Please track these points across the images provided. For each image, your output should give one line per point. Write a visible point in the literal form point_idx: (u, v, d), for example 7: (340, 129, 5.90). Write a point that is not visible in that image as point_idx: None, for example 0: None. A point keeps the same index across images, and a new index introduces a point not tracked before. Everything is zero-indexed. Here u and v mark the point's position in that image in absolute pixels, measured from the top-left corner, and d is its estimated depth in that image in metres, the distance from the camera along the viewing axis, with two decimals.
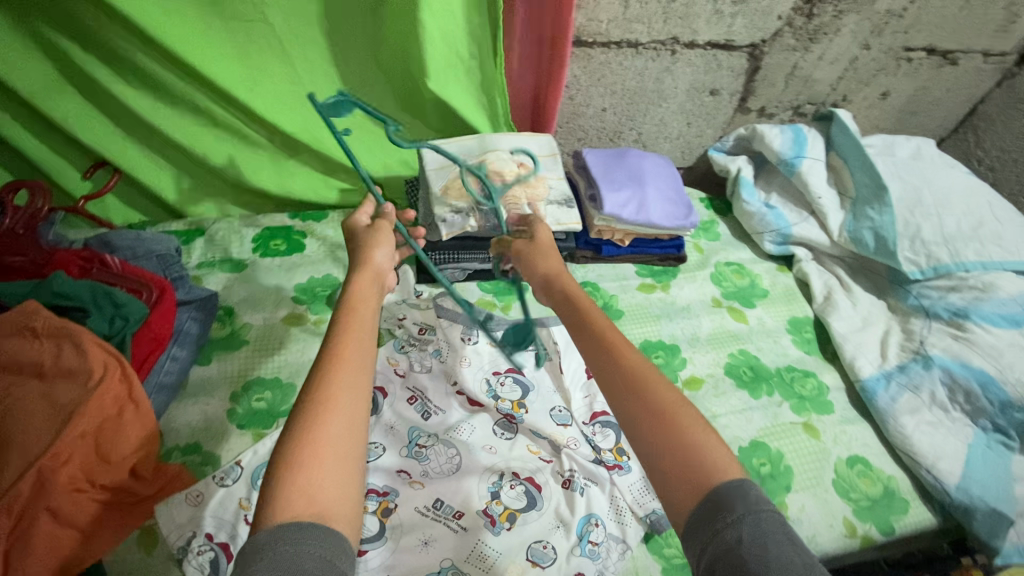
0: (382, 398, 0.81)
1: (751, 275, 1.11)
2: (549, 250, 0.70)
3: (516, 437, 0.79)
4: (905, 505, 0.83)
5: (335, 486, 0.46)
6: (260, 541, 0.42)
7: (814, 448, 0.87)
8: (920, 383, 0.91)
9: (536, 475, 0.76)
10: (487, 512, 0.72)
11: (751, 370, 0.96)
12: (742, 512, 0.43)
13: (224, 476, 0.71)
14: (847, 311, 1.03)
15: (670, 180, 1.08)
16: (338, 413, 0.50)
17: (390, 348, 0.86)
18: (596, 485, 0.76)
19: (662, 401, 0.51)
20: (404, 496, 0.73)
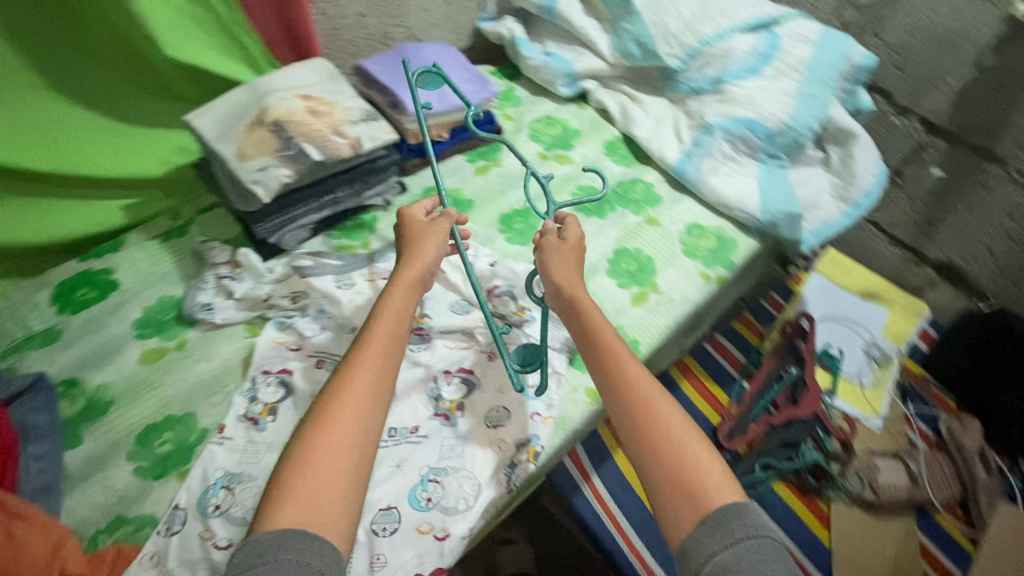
0: (290, 377, 0.80)
1: (560, 122, 1.21)
2: (569, 259, 0.79)
3: (432, 344, 0.84)
4: (734, 242, 1.04)
5: (333, 500, 0.52)
6: (263, 550, 0.48)
7: (661, 234, 1.04)
8: (711, 148, 1.10)
9: (465, 363, 0.83)
10: (439, 413, 0.78)
11: (593, 197, 1.09)
12: (742, 536, 0.51)
13: (169, 525, 0.69)
14: (642, 118, 1.18)
15: (457, 61, 1.10)
16: (340, 423, 0.56)
17: (271, 330, 0.83)
18: (517, 344, 0.86)
19: (673, 431, 0.60)
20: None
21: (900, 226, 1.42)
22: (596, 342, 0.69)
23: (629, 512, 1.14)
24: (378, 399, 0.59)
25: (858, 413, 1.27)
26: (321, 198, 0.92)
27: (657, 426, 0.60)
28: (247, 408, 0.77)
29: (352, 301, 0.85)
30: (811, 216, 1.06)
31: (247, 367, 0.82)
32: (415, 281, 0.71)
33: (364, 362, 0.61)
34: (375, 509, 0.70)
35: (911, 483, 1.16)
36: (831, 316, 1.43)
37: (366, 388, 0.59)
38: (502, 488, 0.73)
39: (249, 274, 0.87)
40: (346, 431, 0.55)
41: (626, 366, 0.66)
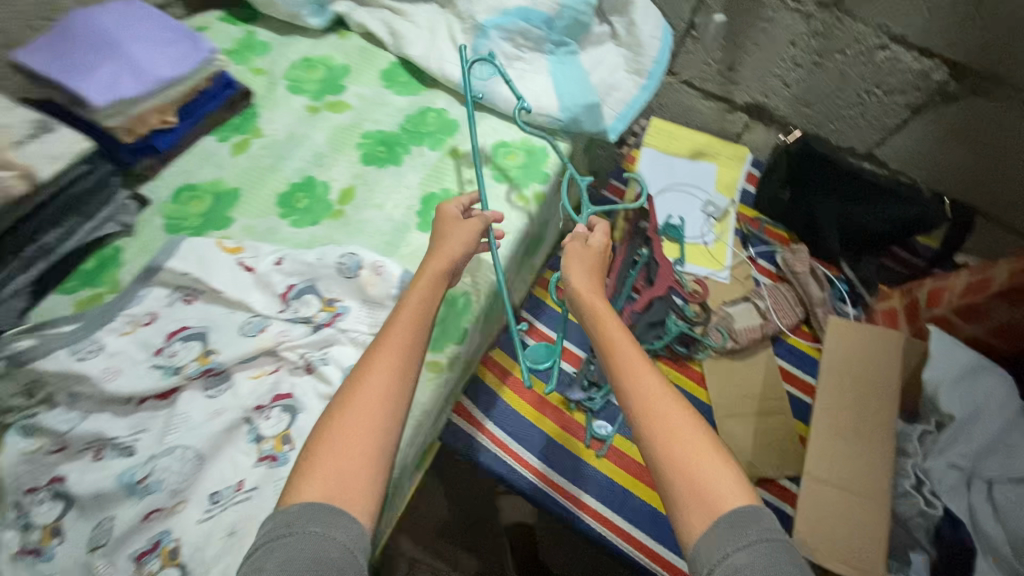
0: (63, 484, 0.63)
1: (322, 62, 1.02)
2: (587, 257, 0.87)
3: (233, 381, 0.72)
4: (544, 151, 0.98)
5: (358, 486, 0.56)
6: (291, 521, 0.53)
7: (466, 164, 0.94)
8: (492, 52, 0.98)
9: (281, 388, 0.72)
10: (264, 456, 0.68)
11: (383, 143, 0.95)
12: (755, 538, 0.55)
13: None
14: (413, 33, 1.02)
15: (146, 19, 0.84)
16: (359, 423, 0.59)
17: (13, 440, 0.65)
18: (332, 346, 0.75)
19: (684, 432, 0.64)
20: (177, 526, 0.64)
21: (708, 79, 1.42)
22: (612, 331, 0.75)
23: (529, 443, 1.14)
24: (394, 384, 0.62)
25: (707, 272, 1.34)
26: (21, 251, 0.72)
27: (671, 416, 0.65)
28: (20, 541, 0.61)
29: (110, 367, 0.69)
30: (611, 100, 1.00)
31: None
32: (439, 274, 0.71)
33: (388, 349, 0.63)
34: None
35: (762, 321, 1.26)
36: (667, 186, 1.47)
37: (388, 377, 0.62)
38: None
39: None
40: (367, 426, 0.59)
41: (634, 364, 0.69)
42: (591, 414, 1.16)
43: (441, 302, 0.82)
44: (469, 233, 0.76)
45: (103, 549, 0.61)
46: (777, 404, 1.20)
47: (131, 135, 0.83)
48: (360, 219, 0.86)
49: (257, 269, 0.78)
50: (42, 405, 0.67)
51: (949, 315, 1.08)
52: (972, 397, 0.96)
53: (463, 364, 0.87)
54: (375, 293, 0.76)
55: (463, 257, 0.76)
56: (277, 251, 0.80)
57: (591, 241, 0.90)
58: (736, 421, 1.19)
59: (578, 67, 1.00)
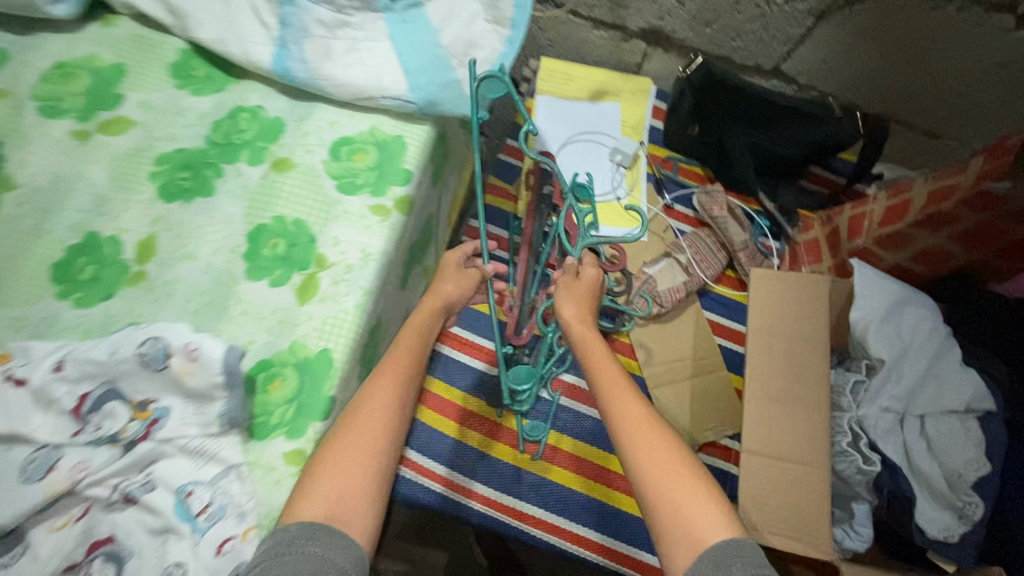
0: None
1: (82, 63, 0.76)
2: (582, 292, 0.91)
3: (27, 542, 0.54)
4: (401, 142, 0.78)
5: (359, 507, 0.58)
6: (292, 541, 0.53)
7: (300, 177, 0.73)
8: (303, 21, 0.75)
9: (97, 533, 0.57)
10: None
11: (185, 166, 0.72)
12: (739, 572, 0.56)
13: None
14: (198, 6, 0.77)
15: None
16: (362, 446, 0.61)
17: None
18: (159, 462, 0.60)
19: (675, 463, 0.67)
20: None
21: (594, 5, 1.22)
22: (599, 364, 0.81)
23: (457, 463, 1.04)
24: (395, 411, 0.66)
25: (624, 231, 1.21)
26: None
27: (657, 442, 0.69)
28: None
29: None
30: (472, 61, 0.80)
31: None
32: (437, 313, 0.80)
33: (392, 379, 0.68)
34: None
35: (685, 277, 1.17)
36: (570, 138, 1.30)
37: (389, 406, 0.66)
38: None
39: None
40: (367, 448, 0.62)
41: (629, 399, 0.74)
42: (520, 416, 1.06)
43: (292, 370, 0.65)
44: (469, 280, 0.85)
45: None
46: (710, 362, 1.15)
47: None
48: (170, 280, 0.67)
49: (30, 381, 0.56)
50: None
51: (871, 246, 1.03)
52: (898, 335, 0.92)
53: None
54: (194, 385, 0.59)
55: (460, 297, 0.86)
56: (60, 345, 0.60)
57: (582, 274, 0.93)
58: (671, 390, 1.12)
59: (422, 26, 0.79)
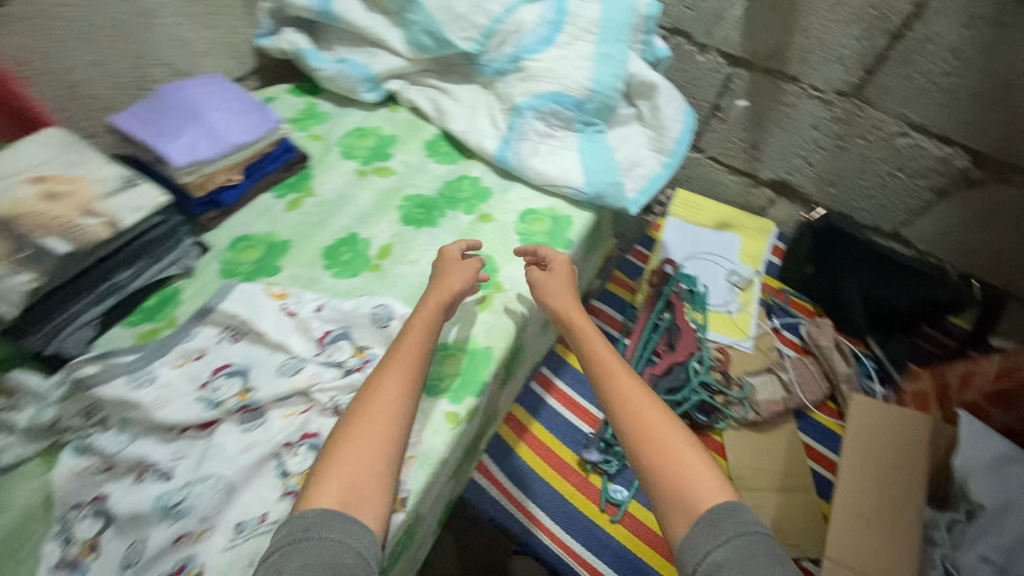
0: (105, 503, 0.71)
1: (374, 132, 1.14)
2: (564, 279, 0.89)
3: (267, 416, 0.78)
4: (569, 220, 1.03)
5: (370, 493, 0.63)
6: (309, 526, 0.59)
7: (495, 230, 1.01)
8: (524, 128, 1.06)
9: (309, 428, 0.78)
10: (289, 491, 0.73)
11: (421, 206, 1.04)
12: (732, 534, 0.58)
13: None
14: (455, 110, 1.13)
15: (224, 93, 0.96)
16: (368, 425, 0.67)
17: (67, 457, 0.73)
18: (359, 390, 0.80)
19: (666, 441, 0.68)
20: (203, 550, 0.68)
21: (732, 155, 1.49)
22: (595, 351, 0.80)
23: (541, 502, 1.14)
24: (399, 392, 0.71)
25: (730, 340, 1.35)
26: (97, 288, 0.80)
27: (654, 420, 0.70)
28: (61, 554, 0.69)
29: (152, 394, 0.75)
30: (634, 175, 1.07)
31: (54, 505, 0.71)
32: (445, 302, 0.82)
33: (402, 361, 0.74)
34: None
35: (785, 393, 1.26)
36: (694, 255, 1.49)
37: (401, 388, 0.71)
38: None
39: (30, 399, 0.74)
40: (378, 432, 0.67)
41: (617, 379, 0.75)
42: (607, 477, 1.16)
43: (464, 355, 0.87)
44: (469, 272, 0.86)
45: (135, 568, 0.67)
46: (799, 482, 1.17)
47: (200, 190, 0.92)
48: (396, 274, 0.94)
49: (298, 314, 0.86)
50: (94, 427, 0.75)
51: (980, 401, 1.07)
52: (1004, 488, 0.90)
53: (482, 417, 0.92)
54: None
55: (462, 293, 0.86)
56: (323, 299, 0.88)
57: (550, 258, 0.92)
58: (759, 497, 1.15)
59: (605, 145, 1.08)
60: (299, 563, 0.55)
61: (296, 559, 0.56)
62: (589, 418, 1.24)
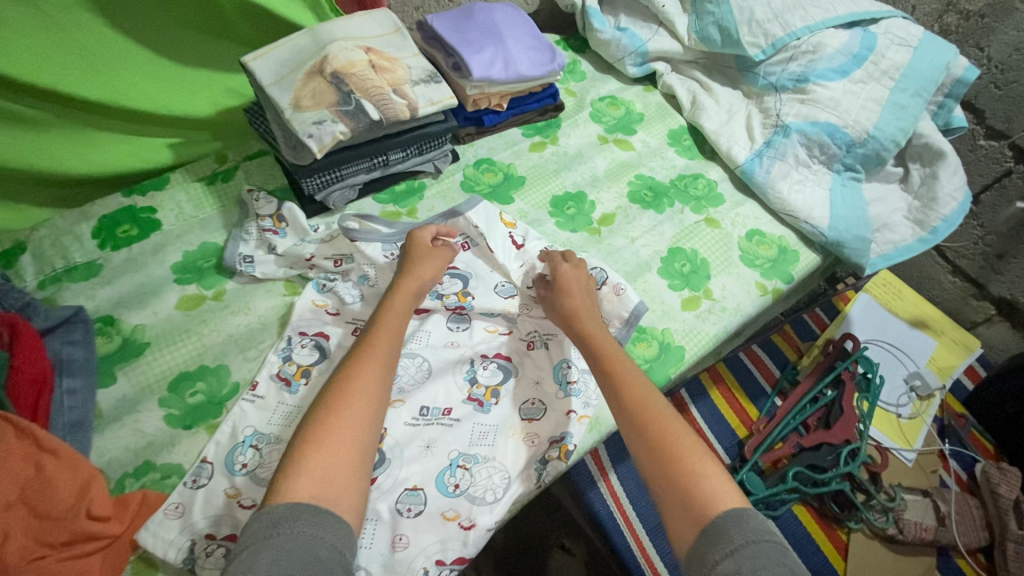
0: (325, 341, 0.78)
1: (624, 104, 1.14)
2: (576, 283, 0.81)
3: (472, 325, 0.83)
4: (796, 256, 0.98)
5: (348, 484, 0.56)
6: (278, 520, 0.51)
7: (718, 237, 0.98)
8: (785, 151, 1.02)
9: (502, 350, 0.81)
10: (473, 397, 0.76)
11: (651, 190, 1.03)
12: (740, 542, 0.53)
13: (195, 478, 0.67)
14: (713, 109, 1.11)
15: (524, 26, 1.00)
16: (344, 410, 0.60)
17: (310, 291, 0.81)
18: (557, 336, 0.83)
19: (670, 443, 0.62)
20: (389, 417, 0.73)
21: (966, 256, 1.34)
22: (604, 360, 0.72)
23: (643, 514, 1.11)
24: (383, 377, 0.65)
25: (892, 444, 1.23)
26: (374, 159, 0.87)
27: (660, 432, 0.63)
28: (280, 368, 0.75)
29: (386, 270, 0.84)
30: (880, 238, 1.00)
31: (285, 326, 0.79)
32: (415, 291, 0.76)
33: (384, 334, 0.69)
34: (400, 489, 0.68)
35: (937, 524, 1.13)
36: (876, 340, 1.36)
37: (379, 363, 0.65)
38: (531, 483, 0.71)
39: (291, 231, 0.85)
40: (361, 415, 0.60)
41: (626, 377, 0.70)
42: None
43: (657, 343, 0.86)
44: (443, 257, 0.81)
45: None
46: None
47: (473, 106, 0.98)
48: (613, 244, 0.95)
49: (524, 247, 0.89)
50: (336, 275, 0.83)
51: None
52: None
53: None
54: (608, 308, 0.86)
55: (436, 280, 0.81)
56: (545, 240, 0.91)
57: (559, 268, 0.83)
58: None
59: (859, 195, 1.02)
60: (271, 558, 0.48)
61: (266, 554, 0.48)
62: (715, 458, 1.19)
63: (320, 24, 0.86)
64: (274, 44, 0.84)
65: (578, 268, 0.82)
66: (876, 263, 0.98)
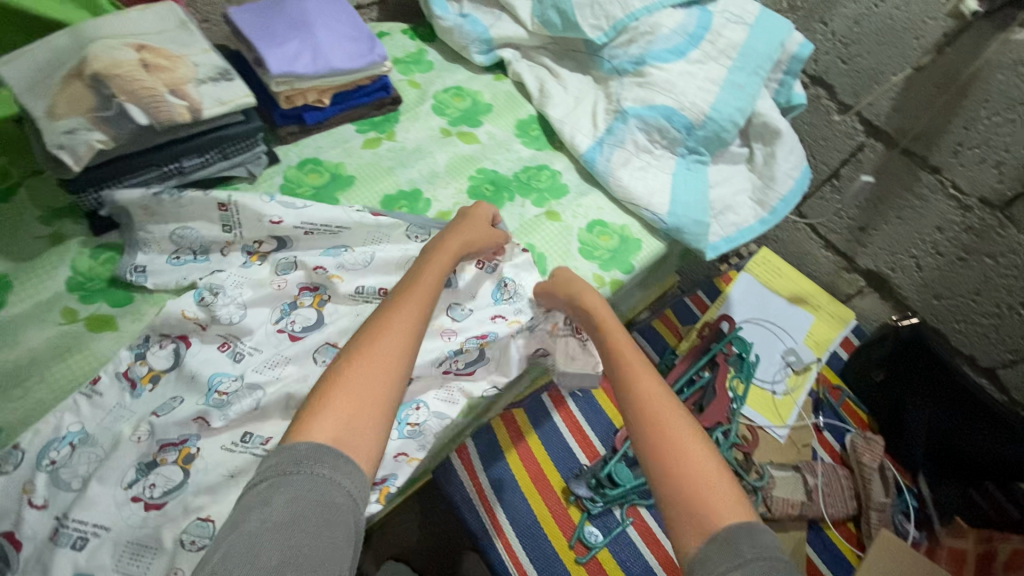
0: (184, 348, 0.74)
1: (470, 95, 1.09)
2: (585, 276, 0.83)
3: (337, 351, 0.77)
4: (638, 244, 0.96)
5: (368, 434, 0.54)
6: (300, 458, 0.51)
7: (558, 230, 0.95)
8: (623, 137, 0.99)
9: None
10: None
11: (492, 184, 0.99)
12: (748, 556, 0.49)
13: (2, 461, 0.65)
14: (559, 97, 1.07)
15: (342, 16, 0.94)
16: (373, 365, 0.59)
17: (189, 298, 0.76)
18: (423, 375, 0.78)
19: (676, 428, 0.60)
20: (206, 437, 0.68)
21: (835, 231, 1.35)
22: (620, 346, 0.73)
23: (514, 516, 1.09)
24: (413, 340, 0.64)
25: (765, 422, 1.24)
26: (164, 166, 0.80)
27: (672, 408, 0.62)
28: (130, 366, 0.72)
29: (279, 284, 0.80)
30: (722, 221, 0.98)
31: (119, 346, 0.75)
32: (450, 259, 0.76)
33: (424, 300, 0.68)
34: (191, 518, 0.63)
35: (805, 498, 1.14)
36: (755, 319, 1.37)
37: (414, 323, 0.65)
38: None
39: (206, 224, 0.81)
40: (388, 373, 0.59)
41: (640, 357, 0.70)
42: (586, 515, 1.10)
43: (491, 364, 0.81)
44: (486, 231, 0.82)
45: (155, 420, 0.67)
46: None
47: (288, 104, 0.91)
48: None
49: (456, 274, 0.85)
50: (223, 288, 0.77)
51: None
52: None
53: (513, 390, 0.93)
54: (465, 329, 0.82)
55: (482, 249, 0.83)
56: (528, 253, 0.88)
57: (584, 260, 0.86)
58: None
59: (703, 178, 1.00)
60: (287, 498, 0.48)
61: (284, 494, 0.48)
62: (590, 453, 1.17)
63: (86, 21, 0.78)
64: (31, 45, 0.76)
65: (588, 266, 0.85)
66: (721, 247, 0.97)
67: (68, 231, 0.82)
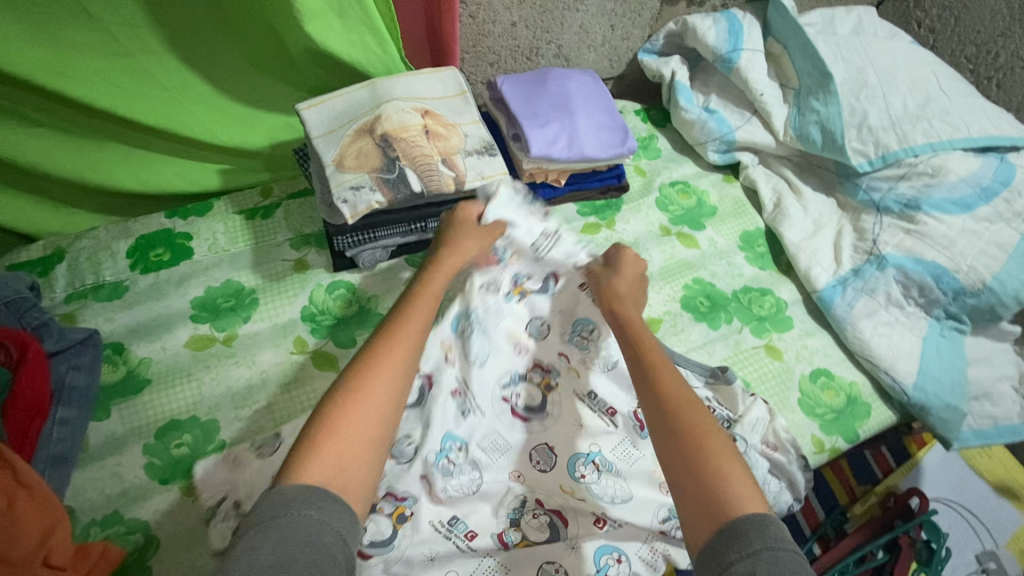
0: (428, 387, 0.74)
1: (697, 193, 1.03)
2: (621, 274, 0.77)
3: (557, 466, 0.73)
4: (867, 409, 0.84)
5: (357, 465, 0.52)
6: (288, 501, 0.47)
7: (778, 370, 0.85)
8: (876, 285, 0.88)
9: (563, 507, 0.71)
10: (502, 537, 0.68)
11: (708, 298, 0.92)
12: (759, 546, 0.46)
13: (261, 446, 0.70)
14: (798, 217, 0.97)
15: (601, 101, 0.92)
16: (365, 390, 0.56)
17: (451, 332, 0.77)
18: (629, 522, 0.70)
19: (700, 431, 0.56)
20: (422, 501, 0.68)
21: None
22: (639, 353, 0.66)
23: None
24: (411, 350, 0.62)
25: None
26: (412, 224, 0.82)
27: (688, 402, 0.59)
28: None
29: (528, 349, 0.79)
30: (977, 409, 0.84)
31: None
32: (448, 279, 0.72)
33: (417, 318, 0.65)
34: None
35: None
36: (948, 501, 1.17)
37: (411, 338, 0.63)
38: None
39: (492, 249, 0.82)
40: (381, 394, 0.57)
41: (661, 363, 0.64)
42: None
43: None
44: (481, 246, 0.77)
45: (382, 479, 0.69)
46: None
47: (528, 178, 0.91)
48: None
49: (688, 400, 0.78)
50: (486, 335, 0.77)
51: None
52: None
53: None
54: None
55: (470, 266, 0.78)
56: (767, 417, 0.77)
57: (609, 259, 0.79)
58: None
59: (959, 352, 0.86)
60: (275, 542, 0.43)
61: (270, 536, 0.44)
62: None
63: (385, 77, 0.82)
64: (335, 93, 0.81)
65: (633, 258, 0.79)
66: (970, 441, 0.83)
67: (311, 259, 0.87)
